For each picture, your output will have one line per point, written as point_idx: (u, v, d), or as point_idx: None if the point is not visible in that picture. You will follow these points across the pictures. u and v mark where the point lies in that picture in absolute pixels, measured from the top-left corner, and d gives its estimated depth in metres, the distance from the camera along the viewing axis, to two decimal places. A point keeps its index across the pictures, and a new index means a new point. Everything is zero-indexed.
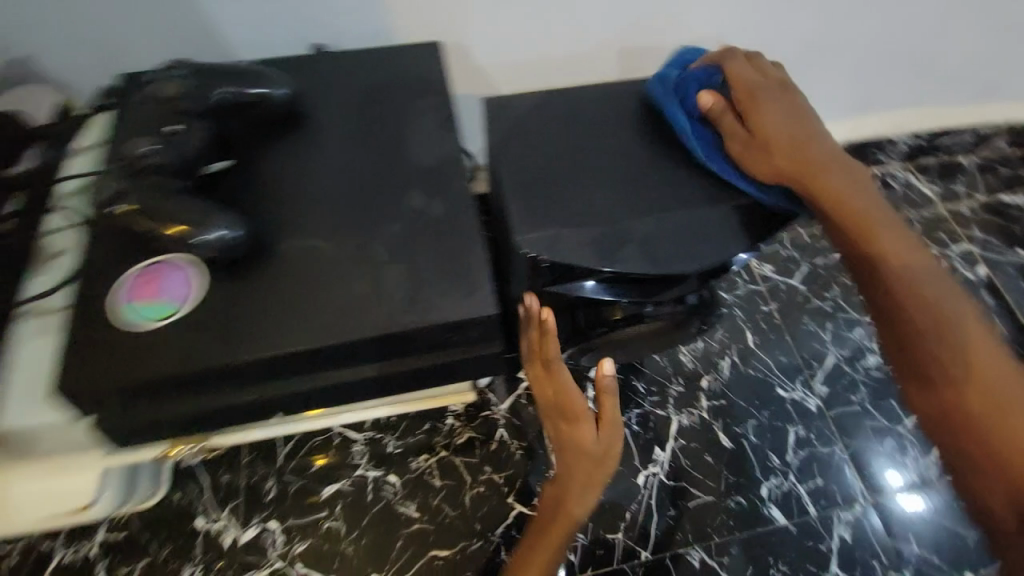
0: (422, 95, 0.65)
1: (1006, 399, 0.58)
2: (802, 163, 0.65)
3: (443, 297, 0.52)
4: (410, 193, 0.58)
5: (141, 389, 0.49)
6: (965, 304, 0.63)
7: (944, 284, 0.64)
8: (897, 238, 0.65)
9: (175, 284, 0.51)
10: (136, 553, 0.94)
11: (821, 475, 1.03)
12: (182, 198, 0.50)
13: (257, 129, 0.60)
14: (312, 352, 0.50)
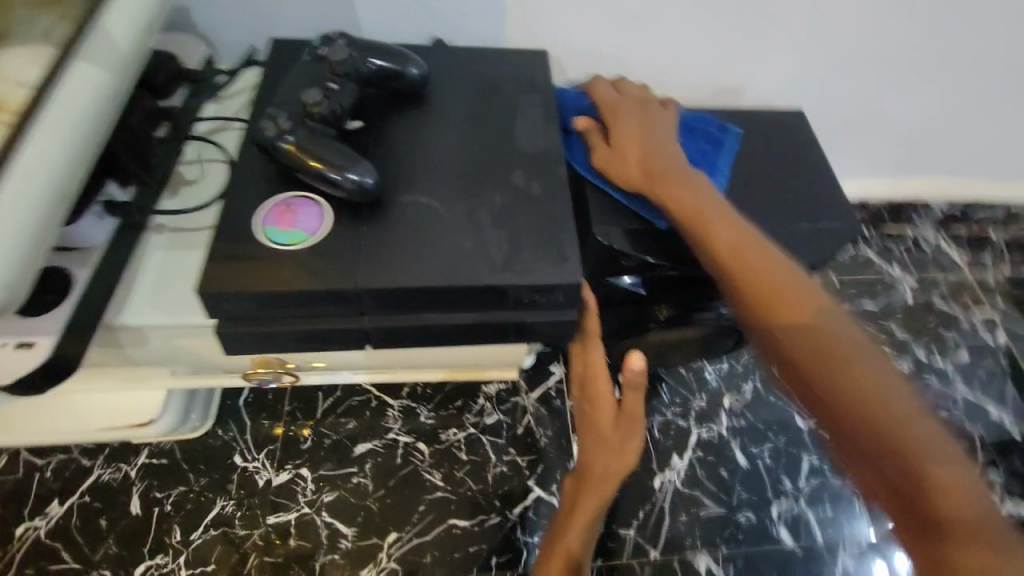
0: (530, 93, 0.74)
1: (868, 403, 0.58)
2: (739, 249, 0.68)
3: (537, 262, 0.59)
4: (514, 171, 0.66)
5: (272, 302, 0.56)
6: (832, 315, 0.66)
7: (860, 346, 0.63)
8: (759, 275, 0.67)
9: (309, 217, 0.58)
10: (173, 480, 0.98)
11: (830, 505, 1.07)
12: (332, 142, 0.58)
13: (390, 100, 0.69)
14: (422, 290, 0.57)
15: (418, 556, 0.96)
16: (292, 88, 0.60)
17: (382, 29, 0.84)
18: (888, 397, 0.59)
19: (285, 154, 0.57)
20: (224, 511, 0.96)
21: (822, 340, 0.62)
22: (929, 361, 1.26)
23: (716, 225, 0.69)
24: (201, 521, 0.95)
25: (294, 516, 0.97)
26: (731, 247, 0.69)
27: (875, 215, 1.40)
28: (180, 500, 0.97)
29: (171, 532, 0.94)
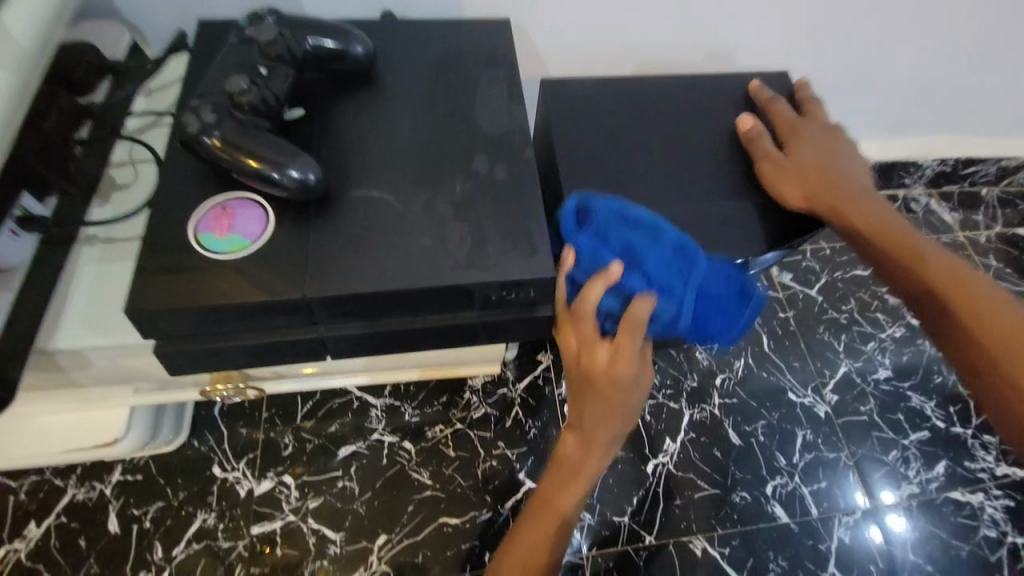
0: (492, 68, 0.67)
1: (920, 262, 0.63)
2: (785, 172, 0.67)
3: (503, 256, 0.54)
4: (476, 156, 0.60)
5: (212, 318, 0.51)
6: (873, 197, 0.69)
7: (887, 215, 0.67)
8: (805, 175, 0.67)
9: (248, 220, 0.53)
10: (151, 496, 0.95)
11: (825, 478, 1.06)
12: (265, 135, 0.52)
13: (335, 84, 0.63)
14: (379, 295, 0.52)
15: (410, 557, 0.94)
16: (218, 75, 0.54)
17: (327, 4, 0.76)
18: (945, 257, 0.64)
19: (213, 152, 0.51)
20: (206, 524, 0.94)
21: (874, 239, 0.66)
22: (921, 327, 1.25)
23: (802, 173, 0.67)
24: (183, 536, 0.93)
25: (279, 525, 0.94)
26: (812, 188, 0.67)
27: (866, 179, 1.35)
28: (159, 516, 0.94)
29: (153, 549, 0.91)
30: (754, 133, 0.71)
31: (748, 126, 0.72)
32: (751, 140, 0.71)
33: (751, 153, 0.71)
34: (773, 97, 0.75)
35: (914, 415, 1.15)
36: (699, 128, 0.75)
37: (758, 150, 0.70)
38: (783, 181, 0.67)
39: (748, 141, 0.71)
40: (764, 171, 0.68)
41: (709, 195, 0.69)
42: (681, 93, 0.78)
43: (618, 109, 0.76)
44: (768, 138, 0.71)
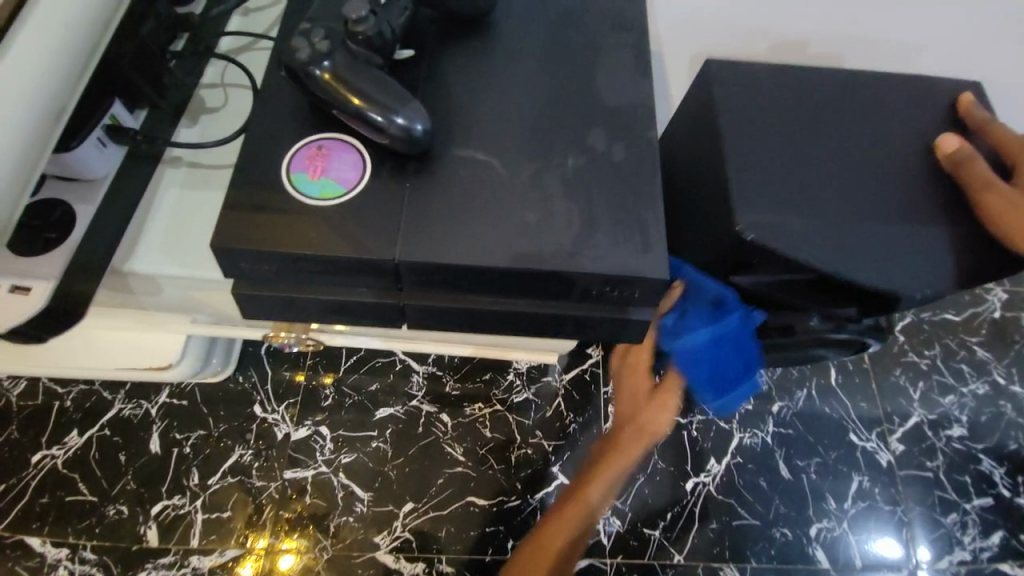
0: (618, 32, 0.60)
1: None
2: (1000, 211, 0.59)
3: (612, 248, 0.48)
4: (593, 130, 0.54)
5: (295, 267, 0.47)
6: None
7: None
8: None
9: (343, 166, 0.49)
10: (191, 424, 0.96)
11: (875, 530, 0.99)
12: (375, 74, 0.47)
13: (448, 29, 0.57)
14: (473, 270, 0.47)
15: (433, 530, 0.93)
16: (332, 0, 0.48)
17: None
18: None
19: (318, 85, 0.46)
20: (241, 460, 0.94)
21: None
22: (1008, 387, 1.13)
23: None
24: (218, 468, 0.94)
25: (310, 474, 0.94)
26: None
27: None
28: (198, 445, 0.95)
29: (189, 475, 0.93)
30: (965, 155, 0.62)
31: (953, 147, 0.63)
32: (958, 165, 0.62)
33: (964, 177, 0.62)
34: (991, 119, 0.65)
35: (985, 480, 1.05)
36: (841, 133, 0.65)
37: (978, 177, 0.61)
38: (1014, 217, 0.58)
39: (959, 165, 0.62)
40: (985, 203, 0.60)
41: (888, 212, 0.61)
42: (824, 90, 0.68)
43: (744, 95, 0.67)
44: (983, 162, 0.62)
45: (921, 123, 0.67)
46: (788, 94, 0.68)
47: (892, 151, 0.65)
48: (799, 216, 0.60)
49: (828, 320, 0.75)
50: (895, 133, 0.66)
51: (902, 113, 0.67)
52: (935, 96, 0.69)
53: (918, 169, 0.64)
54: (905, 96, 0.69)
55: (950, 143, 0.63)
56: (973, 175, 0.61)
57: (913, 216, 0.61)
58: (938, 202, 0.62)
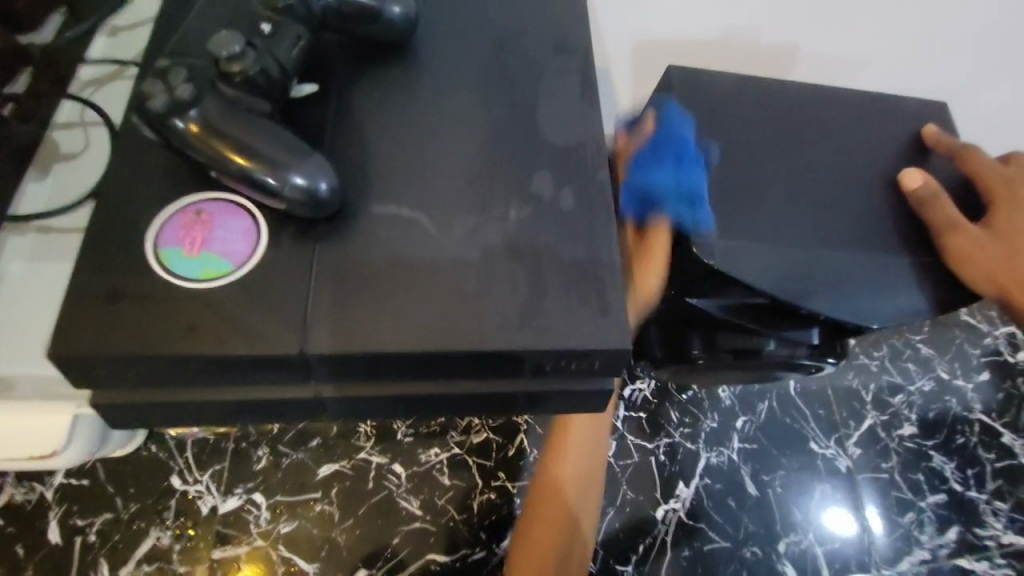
0: (561, 56, 0.53)
1: None
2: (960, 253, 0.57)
3: (565, 317, 0.42)
4: (536, 174, 0.46)
5: (171, 368, 0.37)
6: None
7: None
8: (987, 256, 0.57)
9: (230, 235, 0.39)
10: (97, 506, 0.82)
11: (840, 539, 1.00)
12: (263, 122, 0.37)
13: (361, 55, 0.48)
14: (402, 355, 0.39)
15: None
16: (202, 29, 0.39)
17: None
18: None
19: (188, 141, 0.36)
20: (160, 543, 0.82)
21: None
22: (950, 381, 1.18)
23: (993, 249, 0.58)
24: (132, 555, 0.81)
25: (245, 550, 0.83)
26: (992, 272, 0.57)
27: None
28: (106, 530, 0.81)
29: (96, 568, 0.79)
30: (929, 192, 0.60)
31: (916, 183, 0.60)
32: (923, 203, 0.60)
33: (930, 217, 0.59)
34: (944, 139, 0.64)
35: (934, 476, 1.09)
36: (800, 155, 0.61)
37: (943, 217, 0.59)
38: (980, 262, 0.57)
39: (923, 203, 0.60)
40: (950, 247, 0.58)
41: (850, 242, 0.58)
42: (780, 108, 0.64)
43: (700, 118, 0.62)
44: (945, 199, 0.59)
45: (875, 143, 0.64)
46: (746, 112, 0.63)
47: (850, 176, 0.62)
48: (764, 249, 0.56)
49: (793, 348, 0.72)
50: (850, 155, 0.63)
51: (857, 134, 0.65)
52: (887, 115, 0.67)
53: (875, 194, 0.61)
54: (859, 115, 0.66)
55: (914, 180, 0.61)
56: (937, 214, 0.59)
57: (872, 243, 0.58)
58: (896, 228, 0.60)
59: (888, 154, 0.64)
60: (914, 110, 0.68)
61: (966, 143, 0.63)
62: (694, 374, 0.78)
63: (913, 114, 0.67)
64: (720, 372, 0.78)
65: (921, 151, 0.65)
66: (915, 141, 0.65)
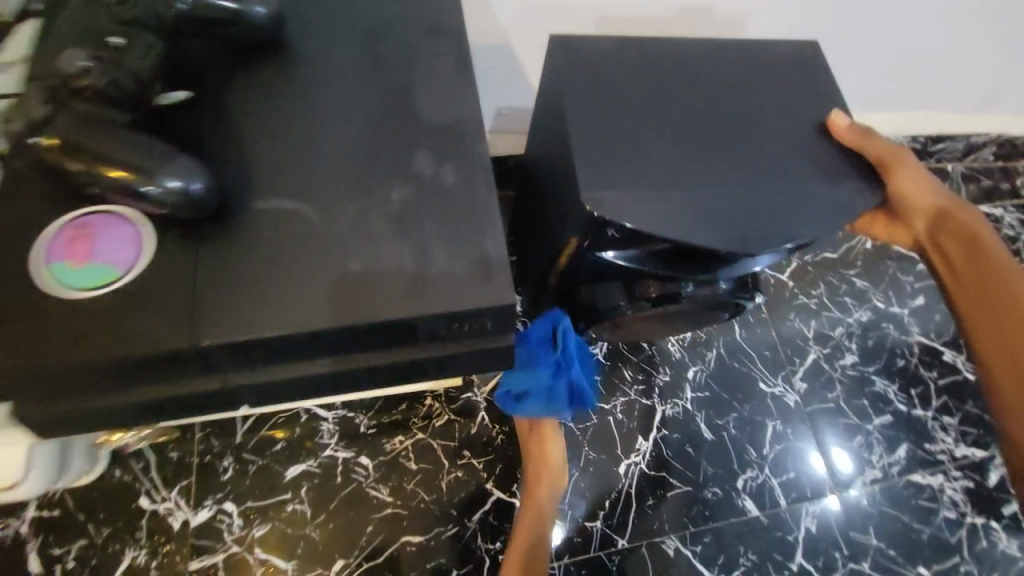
0: (435, 39, 0.55)
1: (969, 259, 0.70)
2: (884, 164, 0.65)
3: (451, 283, 0.45)
4: (416, 154, 0.49)
5: (72, 375, 0.39)
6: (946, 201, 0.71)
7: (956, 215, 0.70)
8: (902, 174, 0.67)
9: (114, 244, 0.41)
10: (70, 534, 0.84)
11: (793, 469, 1.06)
12: (128, 133, 0.39)
13: (234, 59, 0.49)
14: (296, 336, 0.42)
15: None
16: (56, 50, 0.40)
17: None
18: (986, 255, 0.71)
19: (51, 157, 0.38)
20: (136, 562, 0.84)
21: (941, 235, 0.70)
22: (887, 309, 1.24)
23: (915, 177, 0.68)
24: None
25: (221, 558, 0.85)
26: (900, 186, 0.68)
27: None
28: (82, 555, 0.83)
29: None
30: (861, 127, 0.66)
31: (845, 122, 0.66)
32: (856, 140, 0.65)
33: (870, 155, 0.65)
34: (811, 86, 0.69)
35: (880, 399, 1.15)
36: (680, 109, 0.66)
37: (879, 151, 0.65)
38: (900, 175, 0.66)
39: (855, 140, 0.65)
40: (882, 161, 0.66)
41: (734, 182, 0.62)
42: (661, 68, 0.68)
43: (585, 85, 0.65)
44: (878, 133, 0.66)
45: (753, 89, 0.68)
46: (628, 75, 0.67)
47: (729, 122, 0.66)
48: (650, 198, 0.60)
49: (711, 292, 0.77)
50: (729, 103, 0.67)
51: (735, 83, 0.69)
52: (763, 62, 0.71)
53: (756, 135, 0.65)
54: (737, 65, 0.70)
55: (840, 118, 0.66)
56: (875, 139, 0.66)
57: (754, 182, 0.62)
58: (776, 165, 0.64)
59: (766, 98, 0.68)
60: (791, 54, 0.72)
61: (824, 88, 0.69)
62: (628, 327, 0.84)
63: (789, 59, 0.72)
64: (649, 323, 0.84)
65: (799, 90, 0.69)
66: (792, 83, 0.70)
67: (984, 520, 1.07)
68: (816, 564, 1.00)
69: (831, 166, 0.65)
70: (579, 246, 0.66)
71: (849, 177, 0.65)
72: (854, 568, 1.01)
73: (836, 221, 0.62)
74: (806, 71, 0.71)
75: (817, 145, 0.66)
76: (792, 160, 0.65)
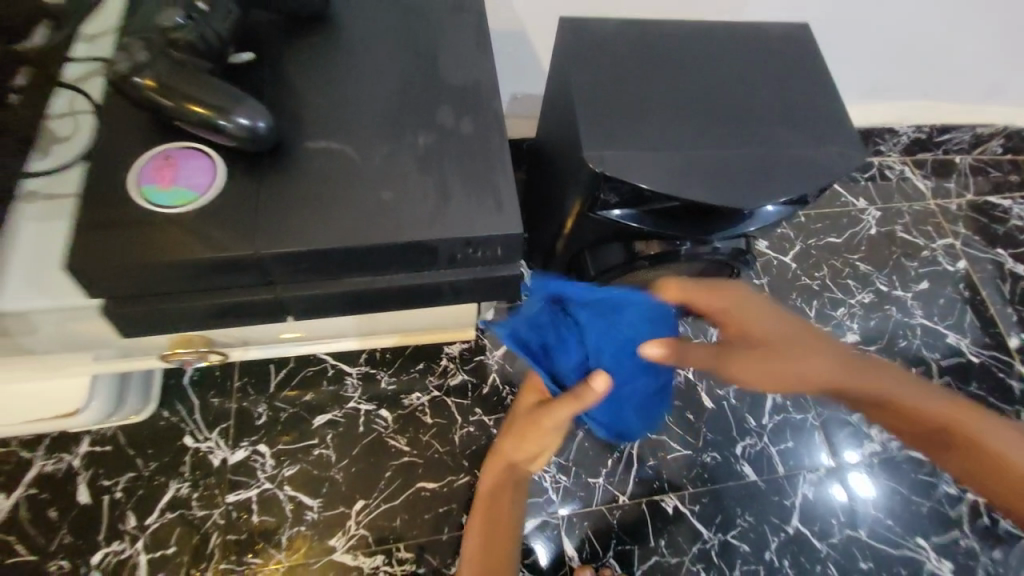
0: (459, 15, 0.63)
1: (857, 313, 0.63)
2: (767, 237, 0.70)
3: (467, 213, 0.53)
4: (440, 109, 0.57)
5: (159, 276, 0.48)
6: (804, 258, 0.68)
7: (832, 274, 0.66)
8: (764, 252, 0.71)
9: (193, 172, 0.50)
10: (120, 467, 0.93)
11: (792, 438, 1.10)
12: (209, 80, 0.48)
13: (291, 29, 0.59)
14: (337, 252, 0.50)
15: (387, 521, 0.95)
16: (152, 11, 0.50)
17: None
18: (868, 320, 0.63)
19: (151, 96, 0.47)
20: (179, 493, 0.93)
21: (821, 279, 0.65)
22: (890, 292, 1.27)
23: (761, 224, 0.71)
24: (156, 505, 0.92)
25: (255, 493, 0.94)
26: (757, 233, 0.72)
27: None
28: (130, 487, 0.92)
29: (125, 519, 0.90)
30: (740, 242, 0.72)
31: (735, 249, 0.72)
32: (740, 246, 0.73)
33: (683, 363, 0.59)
34: (800, 64, 0.76)
35: None
36: (677, 80, 0.72)
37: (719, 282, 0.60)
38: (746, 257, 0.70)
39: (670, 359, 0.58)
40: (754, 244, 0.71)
41: (726, 144, 0.68)
42: (662, 46, 0.75)
43: (592, 59, 0.72)
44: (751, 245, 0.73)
45: (746, 64, 0.75)
46: (632, 52, 0.74)
47: (724, 93, 0.72)
48: (647, 156, 0.66)
49: (706, 250, 0.83)
50: (724, 78, 0.73)
51: (731, 59, 0.75)
52: (757, 43, 0.77)
53: (746, 104, 0.72)
54: (734, 42, 0.76)
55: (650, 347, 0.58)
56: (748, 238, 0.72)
57: (745, 145, 0.68)
58: (766, 130, 0.70)
59: (757, 72, 0.75)
60: (784, 35, 0.78)
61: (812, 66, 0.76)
62: None
63: (781, 40, 0.78)
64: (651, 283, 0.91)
65: (788, 66, 0.76)
66: (783, 61, 0.76)
67: (982, 495, 1.09)
68: (813, 529, 1.03)
69: (818, 132, 0.71)
70: (583, 204, 0.73)
71: (833, 142, 0.71)
72: (850, 535, 1.04)
73: (818, 176, 0.68)
74: (795, 49, 0.77)
75: (804, 113, 0.72)
76: (782, 127, 0.71)
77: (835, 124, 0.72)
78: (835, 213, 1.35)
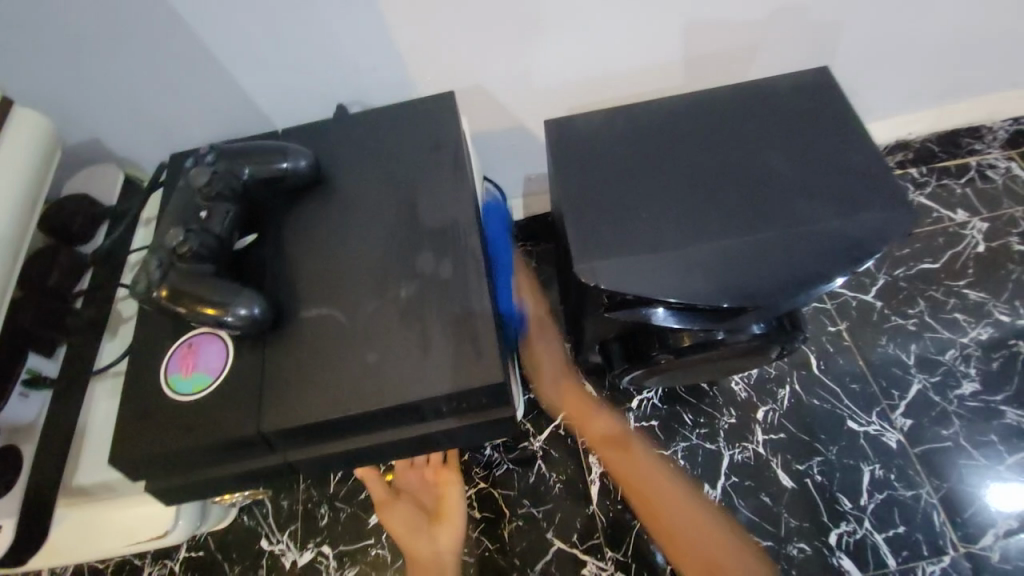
0: (436, 151, 0.65)
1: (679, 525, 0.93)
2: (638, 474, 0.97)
3: (448, 366, 0.52)
4: (420, 255, 0.58)
5: (184, 458, 0.54)
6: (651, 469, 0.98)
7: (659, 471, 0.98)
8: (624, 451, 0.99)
9: (208, 357, 0.56)
10: (209, 573, 1.03)
11: (903, 522, 0.92)
12: (212, 279, 0.54)
13: (286, 200, 0.64)
14: (329, 421, 0.52)
15: None
16: (167, 225, 0.58)
17: (285, 108, 0.77)
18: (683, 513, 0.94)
19: (165, 304, 0.54)
20: None
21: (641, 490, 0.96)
22: (1015, 323, 1.04)
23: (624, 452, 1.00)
24: None
25: None
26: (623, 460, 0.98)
27: (922, 153, 1.15)
28: None
29: None
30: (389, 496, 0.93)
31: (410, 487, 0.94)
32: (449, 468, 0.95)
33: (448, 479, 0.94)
34: (819, 125, 0.67)
35: (1015, 434, 0.96)
36: (673, 164, 0.68)
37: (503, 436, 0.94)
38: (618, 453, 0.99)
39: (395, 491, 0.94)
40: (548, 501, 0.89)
41: (737, 230, 0.61)
42: (655, 130, 0.71)
43: (579, 160, 0.70)
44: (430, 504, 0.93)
45: (751, 132, 0.68)
46: (622, 143, 0.70)
47: (731, 172, 0.66)
48: (643, 261, 0.61)
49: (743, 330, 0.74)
50: (728, 154, 0.67)
51: (734, 130, 0.69)
52: (765, 106, 0.70)
53: (757, 178, 0.64)
54: (734, 112, 0.70)
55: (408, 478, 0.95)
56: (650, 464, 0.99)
57: (760, 227, 0.61)
58: (784, 206, 0.62)
59: (768, 139, 0.67)
60: (795, 92, 0.70)
61: (835, 123, 0.67)
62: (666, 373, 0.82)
63: (794, 95, 0.70)
64: (693, 366, 0.81)
65: (802, 125, 0.68)
66: (799, 121, 0.68)
67: None
68: None
69: (852, 199, 0.61)
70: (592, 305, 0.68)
71: (873, 207, 0.60)
72: None
73: (853, 255, 0.59)
74: (808, 104, 0.69)
75: (830, 177, 0.63)
76: (805, 200, 0.62)
77: (874, 185, 0.62)
78: (926, 232, 1.13)
